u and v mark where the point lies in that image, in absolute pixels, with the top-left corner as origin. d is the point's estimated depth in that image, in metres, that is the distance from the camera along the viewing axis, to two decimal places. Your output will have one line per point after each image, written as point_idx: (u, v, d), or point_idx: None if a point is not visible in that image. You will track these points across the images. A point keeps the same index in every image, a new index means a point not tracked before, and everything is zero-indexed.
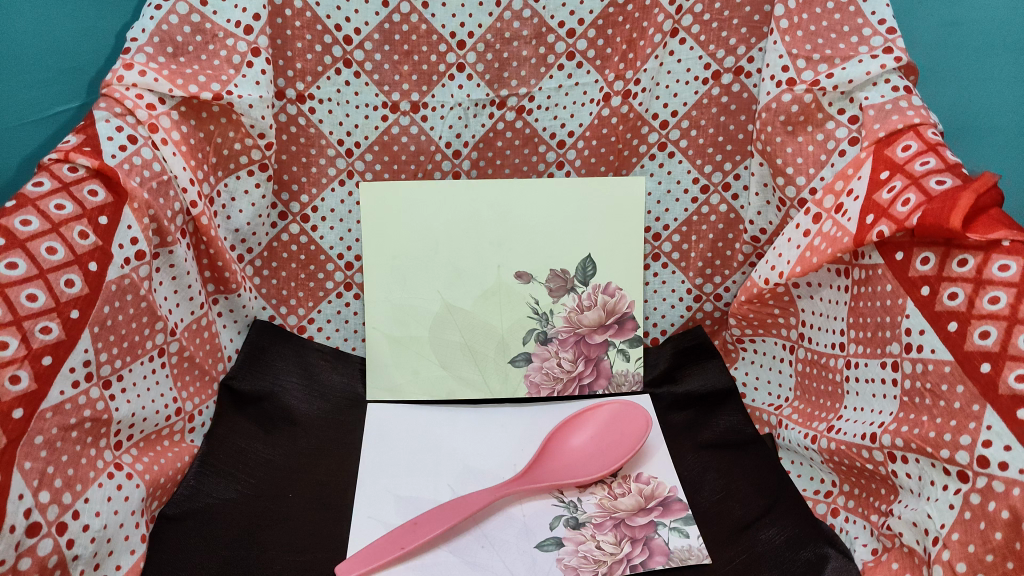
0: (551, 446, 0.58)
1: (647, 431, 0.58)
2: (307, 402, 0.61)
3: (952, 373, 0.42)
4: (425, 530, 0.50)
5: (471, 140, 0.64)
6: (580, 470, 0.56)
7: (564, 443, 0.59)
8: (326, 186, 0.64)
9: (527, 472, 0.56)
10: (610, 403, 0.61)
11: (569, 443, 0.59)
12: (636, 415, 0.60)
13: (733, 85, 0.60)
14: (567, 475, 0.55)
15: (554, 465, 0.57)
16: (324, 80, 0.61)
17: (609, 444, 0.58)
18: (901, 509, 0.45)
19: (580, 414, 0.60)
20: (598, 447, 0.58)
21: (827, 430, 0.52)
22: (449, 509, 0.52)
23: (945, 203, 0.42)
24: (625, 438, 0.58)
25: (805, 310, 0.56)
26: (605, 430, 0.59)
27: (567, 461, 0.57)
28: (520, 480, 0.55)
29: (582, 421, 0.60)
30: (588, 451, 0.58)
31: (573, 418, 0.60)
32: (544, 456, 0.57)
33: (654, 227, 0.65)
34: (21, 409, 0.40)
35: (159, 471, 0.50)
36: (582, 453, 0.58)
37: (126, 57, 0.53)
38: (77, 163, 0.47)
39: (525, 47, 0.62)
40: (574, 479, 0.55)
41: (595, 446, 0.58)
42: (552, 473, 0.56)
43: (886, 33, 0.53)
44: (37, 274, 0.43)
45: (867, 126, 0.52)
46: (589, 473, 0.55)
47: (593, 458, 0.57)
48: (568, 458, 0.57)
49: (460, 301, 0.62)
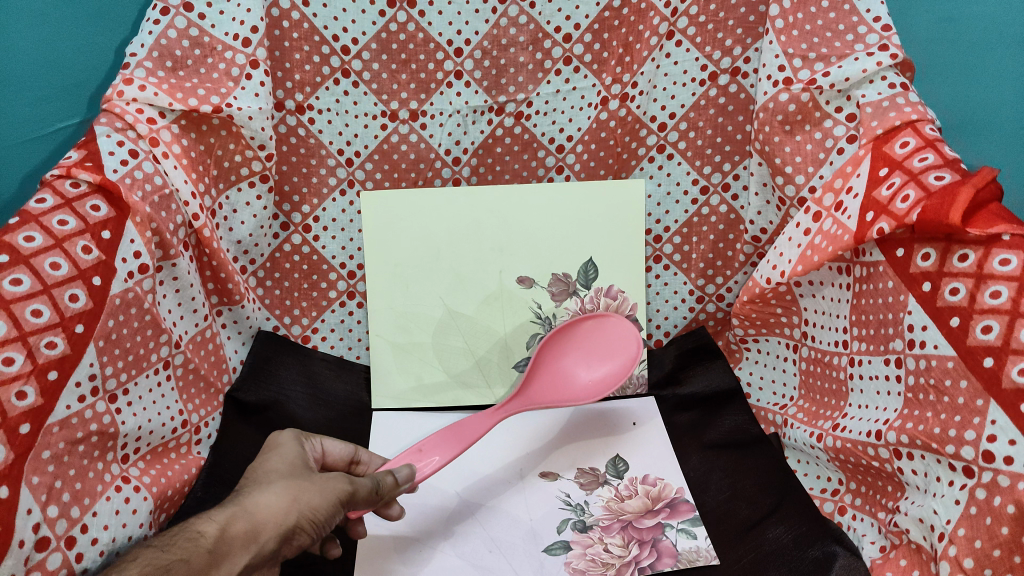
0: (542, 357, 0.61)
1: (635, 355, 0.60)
2: (313, 411, 0.61)
3: (955, 368, 0.42)
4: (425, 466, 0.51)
5: (470, 146, 0.64)
6: (577, 387, 0.60)
7: (554, 352, 0.61)
8: (328, 196, 0.64)
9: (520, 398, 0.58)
10: (614, 318, 0.62)
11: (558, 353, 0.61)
12: (628, 334, 0.61)
13: (730, 86, 0.61)
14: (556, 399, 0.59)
15: (546, 379, 0.60)
16: (323, 90, 0.61)
17: (600, 355, 0.61)
18: (907, 506, 0.46)
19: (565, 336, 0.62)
20: (588, 356, 0.61)
21: (833, 428, 0.53)
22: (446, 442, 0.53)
23: (945, 198, 0.42)
24: (616, 348, 0.61)
25: (807, 308, 0.57)
26: (590, 352, 0.61)
27: (557, 380, 0.60)
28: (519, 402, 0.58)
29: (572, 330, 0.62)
30: (580, 361, 0.61)
31: (565, 331, 0.61)
32: (535, 373, 0.60)
33: (654, 229, 0.65)
34: (28, 424, 0.41)
35: (166, 483, 0.51)
36: (574, 365, 0.61)
37: (126, 72, 0.53)
38: (79, 178, 0.48)
39: (522, 53, 0.62)
40: (574, 398, 0.59)
41: (586, 355, 0.61)
42: (547, 392, 0.59)
43: (881, 31, 0.53)
44: (42, 290, 0.43)
45: (865, 124, 0.52)
46: (587, 389, 0.59)
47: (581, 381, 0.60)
48: (558, 385, 0.60)
49: (463, 307, 0.62)
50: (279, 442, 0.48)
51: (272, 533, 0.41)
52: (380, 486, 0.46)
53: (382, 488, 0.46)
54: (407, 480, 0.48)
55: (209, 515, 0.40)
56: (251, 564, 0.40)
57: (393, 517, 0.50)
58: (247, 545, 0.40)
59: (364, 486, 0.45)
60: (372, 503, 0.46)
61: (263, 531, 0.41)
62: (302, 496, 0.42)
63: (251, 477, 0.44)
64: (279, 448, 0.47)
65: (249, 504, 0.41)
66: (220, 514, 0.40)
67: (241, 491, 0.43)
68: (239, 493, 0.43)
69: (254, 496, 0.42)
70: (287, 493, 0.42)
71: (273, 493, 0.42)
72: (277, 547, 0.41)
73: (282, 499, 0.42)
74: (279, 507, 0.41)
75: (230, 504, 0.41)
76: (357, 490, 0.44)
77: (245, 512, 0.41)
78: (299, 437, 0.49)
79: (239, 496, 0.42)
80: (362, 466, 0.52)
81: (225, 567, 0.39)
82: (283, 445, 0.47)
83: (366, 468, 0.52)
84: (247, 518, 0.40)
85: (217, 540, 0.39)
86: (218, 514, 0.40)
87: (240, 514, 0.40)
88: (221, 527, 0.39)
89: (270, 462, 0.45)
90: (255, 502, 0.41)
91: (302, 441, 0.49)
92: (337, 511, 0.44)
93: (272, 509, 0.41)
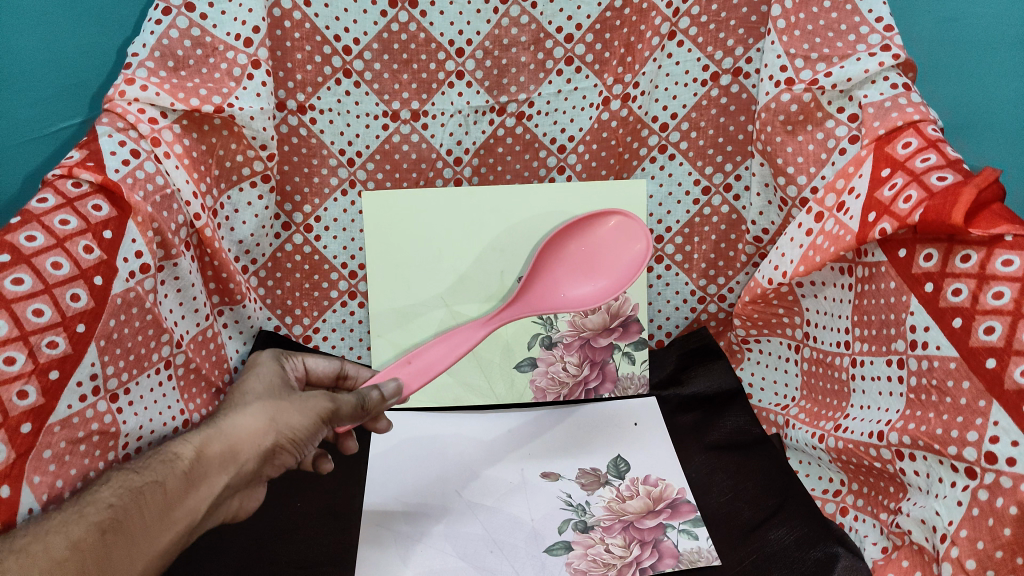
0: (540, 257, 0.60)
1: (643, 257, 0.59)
2: None
3: (957, 369, 0.42)
4: (412, 378, 0.53)
5: (472, 147, 0.64)
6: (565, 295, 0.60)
7: (554, 255, 0.61)
8: (329, 196, 0.64)
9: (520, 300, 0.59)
10: (619, 222, 0.61)
11: (558, 255, 0.61)
12: (637, 236, 0.60)
13: (731, 86, 0.61)
14: (553, 302, 0.59)
15: (540, 283, 0.60)
16: (324, 90, 0.61)
17: (602, 260, 0.60)
18: (910, 506, 0.46)
19: (571, 236, 0.61)
20: (587, 264, 0.60)
21: (834, 429, 0.52)
22: (439, 348, 0.55)
23: (947, 198, 0.42)
24: (619, 261, 0.60)
25: (809, 309, 0.56)
26: (595, 254, 0.60)
27: (555, 284, 0.60)
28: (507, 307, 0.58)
29: (578, 234, 0.61)
30: (577, 267, 0.60)
31: (568, 233, 0.61)
32: (534, 276, 0.60)
33: (656, 230, 0.65)
34: (29, 424, 0.41)
35: None
36: (573, 270, 0.60)
37: (128, 72, 0.53)
38: (81, 178, 0.48)
39: (524, 53, 0.62)
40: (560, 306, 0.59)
41: (585, 262, 0.60)
42: (539, 297, 0.59)
43: (883, 31, 0.53)
44: (43, 289, 0.43)
45: (867, 124, 0.52)
46: (584, 295, 0.59)
47: (579, 283, 0.60)
48: (557, 287, 0.60)
49: (464, 308, 0.62)
50: (262, 361, 0.54)
51: (248, 452, 0.46)
52: (364, 401, 0.48)
53: (366, 403, 0.48)
54: (396, 394, 0.50)
55: (188, 438, 0.45)
56: (233, 482, 0.46)
57: (378, 429, 0.56)
58: (225, 465, 0.45)
59: (345, 403, 0.48)
60: (358, 419, 0.49)
61: (239, 451, 0.46)
62: (277, 419, 0.47)
63: (235, 401, 0.50)
64: (262, 368, 0.53)
65: (226, 427, 0.46)
66: (198, 437, 0.45)
67: (222, 415, 0.48)
68: (221, 416, 0.48)
69: (232, 420, 0.47)
70: (262, 415, 0.47)
71: (250, 416, 0.47)
72: (256, 465, 0.47)
73: (257, 421, 0.47)
74: (255, 427, 0.46)
75: (210, 428, 0.46)
76: (337, 409, 0.48)
77: (222, 434, 0.46)
78: (279, 356, 0.55)
79: (218, 420, 0.47)
80: (350, 379, 0.58)
81: (205, 485, 0.44)
82: (263, 363, 0.54)
83: (354, 381, 0.58)
84: (224, 440, 0.46)
85: (194, 460, 0.44)
86: (196, 438, 0.45)
87: (216, 437, 0.46)
88: (199, 450, 0.45)
89: (255, 386, 0.52)
90: (232, 425, 0.47)
91: (282, 361, 0.55)
92: (314, 427, 0.48)
93: (245, 431, 0.46)
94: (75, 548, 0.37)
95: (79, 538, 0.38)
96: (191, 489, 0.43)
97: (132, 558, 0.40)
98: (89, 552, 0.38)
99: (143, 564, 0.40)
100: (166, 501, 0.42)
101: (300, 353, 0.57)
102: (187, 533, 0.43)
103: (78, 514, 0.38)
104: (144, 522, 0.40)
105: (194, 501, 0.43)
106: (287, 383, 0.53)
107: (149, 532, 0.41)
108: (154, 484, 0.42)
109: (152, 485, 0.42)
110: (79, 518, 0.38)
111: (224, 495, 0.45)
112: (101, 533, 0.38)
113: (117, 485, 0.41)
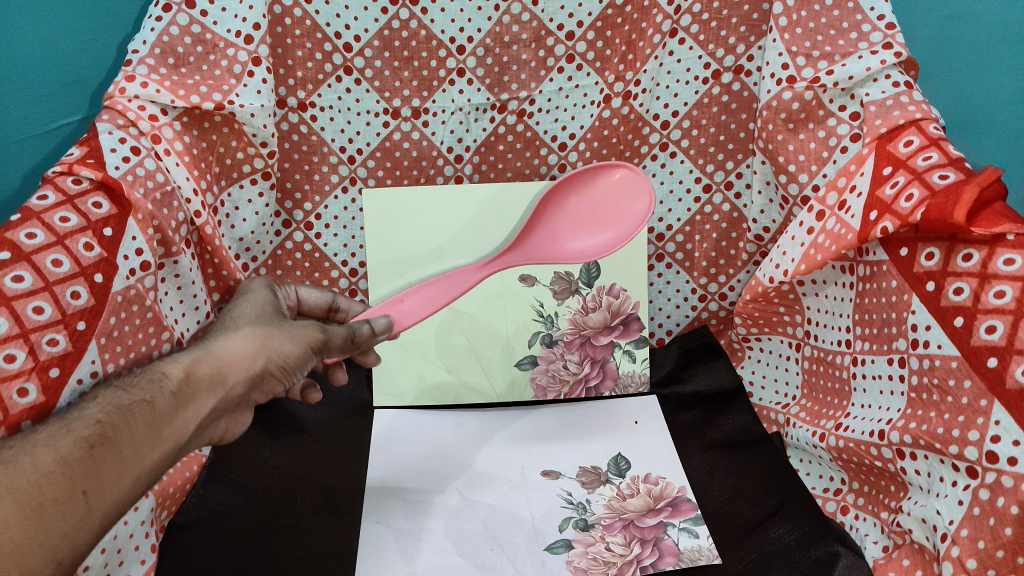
0: (544, 202, 0.59)
1: (644, 212, 0.58)
2: (314, 409, 0.61)
3: (959, 368, 0.42)
4: (405, 315, 0.51)
5: (472, 144, 0.64)
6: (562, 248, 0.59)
7: (558, 206, 0.60)
8: (330, 193, 0.64)
9: (516, 250, 0.58)
10: (625, 175, 0.59)
11: (562, 203, 0.60)
12: (640, 189, 0.59)
13: (733, 84, 0.61)
14: (551, 253, 0.58)
15: (540, 232, 0.59)
16: (324, 87, 0.61)
17: (604, 212, 0.59)
18: (911, 505, 0.46)
19: (576, 188, 0.59)
20: (591, 216, 0.59)
21: (835, 427, 0.52)
22: (432, 290, 0.53)
23: (949, 197, 0.42)
24: (624, 216, 0.59)
25: (811, 307, 0.56)
26: (598, 206, 0.59)
27: (554, 235, 0.59)
28: (503, 253, 0.58)
29: (587, 183, 0.59)
30: (581, 218, 0.59)
31: (573, 183, 0.59)
32: (534, 227, 0.59)
33: (657, 228, 0.65)
34: (29, 421, 0.41)
35: (168, 481, 0.51)
36: (575, 221, 0.59)
37: (127, 69, 0.52)
38: (80, 175, 0.47)
39: (525, 51, 0.62)
40: (555, 258, 0.58)
41: (590, 214, 0.59)
42: (535, 246, 0.59)
43: (886, 28, 0.52)
44: (43, 287, 0.43)
45: (868, 122, 0.52)
46: (584, 247, 0.58)
47: (580, 234, 0.59)
48: (558, 238, 0.59)
49: (464, 306, 0.62)
50: (255, 288, 0.49)
51: (239, 374, 0.42)
52: (355, 335, 0.46)
53: (357, 336, 0.47)
54: (385, 329, 0.49)
55: (174, 357, 0.41)
56: (222, 404, 0.42)
57: (369, 363, 0.55)
58: (215, 387, 0.41)
59: (338, 334, 0.46)
60: (348, 350, 0.47)
61: (230, 373, 0.42)
62: (271, 344, 0.44)
63: (222, 319, 0.45)
64: (253, 292, 0.49)
65: (216, 347, 0.42)
66: (186, 356, 0.41)
67: (210, 333, 0.44)
68: (209, 335, 0.44)
69: (222, 340, 0.43)
70: (253, 339, 0.43)
71: (242, 338, 0.43)
72: (248, 387, 0.43)
73: (249, 344, 0.43)
74: (245, 350, 0.43)
75: (197, 347, 0.42)
76: (330, 337, 0.46)
77: (212, 355, 0.42)
78: (272, 286, 0.51)
79: (206, 340, 0.43)
80: (342, 313, 0.55)
81: (194, 406, 0.40)
82: (256, 289, 0.49)
83: (345, 315, 0.55)
84: (214, 361, 0.42)
85: (182, 380, 0.40)
86: (184, 357, 0.41)
87: (205, 357, 0.42)
88: (186, 370, 0.40)
89: (244, 307, 0.46)
90: (223, 346, 0.42)
91: (274, 287, 0.51)
92: (309, 352, 0.45)
93: (237, 352, 0.42)
94: (59, 468, 0.34)
95: (64, 454, 0.35)
96: (180, 409, 0.39)
97: (120, 477, 0.36)
98: (75, 470, 0.35)
99: (129, 484, 0.37)
100: (153, 421, 0.38)
101: (289, 283, 0.54)
102: (175, 456, 0.40)
103: (64, 430, 0.36)
104: (130, 442, 0.37)
105: (183, 421, 0.40)
106: (280, 308, 0.48)
107: (136, 452, 0.37)
108: (140, 402, 0.38)
109: (137, 404, 0.38)
110: (64, 434, 0.35)
111: (213, 418, 0.42)
112: (89, 450, 0.35)
113: (102, 403, 0.38)
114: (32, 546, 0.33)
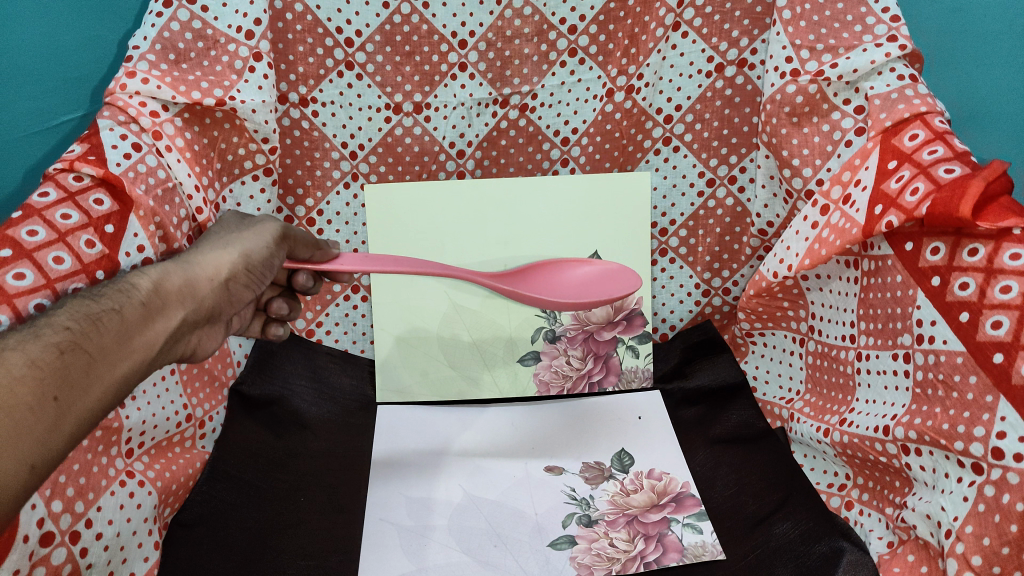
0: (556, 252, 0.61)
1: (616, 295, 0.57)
2: (317, 405, 0.61)
3: (964, 364, 0.42)
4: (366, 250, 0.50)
5: (475, 139, 0.64)
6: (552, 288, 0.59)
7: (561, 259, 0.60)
8: (331, 189, 0.64)
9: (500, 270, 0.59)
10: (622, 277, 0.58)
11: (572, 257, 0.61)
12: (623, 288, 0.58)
13: (736, 77, 0.60)
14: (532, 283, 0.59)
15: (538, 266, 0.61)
16: (326, 83, 0.61)
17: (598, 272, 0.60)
18: (915, 501, 0.45)
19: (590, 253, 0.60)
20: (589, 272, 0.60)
21: (839, 423, 0.52)
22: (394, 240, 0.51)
23: (955, 190, 0.42)
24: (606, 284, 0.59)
25: (815, 302, 0.56)
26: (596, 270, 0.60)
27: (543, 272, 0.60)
28: None
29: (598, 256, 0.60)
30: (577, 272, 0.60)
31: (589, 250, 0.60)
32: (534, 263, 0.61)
33: (660, 222, 0.65)
34: None
35: (170, 477, 0.51)
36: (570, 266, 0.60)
37: (128, 65, 0.52)
38: (82, 172, 0.47)
39: (527, 45, 0.61)
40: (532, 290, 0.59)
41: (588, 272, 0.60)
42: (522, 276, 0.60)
43: (889, 22, 0.53)
44: (44, 284, 0.42)
45: (873, 116, 0.51)
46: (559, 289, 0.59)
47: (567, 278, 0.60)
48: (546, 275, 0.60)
49: (466, 302, 0.62)
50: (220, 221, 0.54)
51: (207, 286, 0.44)
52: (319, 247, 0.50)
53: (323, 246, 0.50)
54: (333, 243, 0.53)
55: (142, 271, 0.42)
56: (194, 316, 0.43)
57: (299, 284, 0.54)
58: (185, 298, 0.42)
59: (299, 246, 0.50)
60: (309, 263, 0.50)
61: (199, 286, 0.43)
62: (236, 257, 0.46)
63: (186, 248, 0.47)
64: None
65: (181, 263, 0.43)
66: (154, 269, 0.42)
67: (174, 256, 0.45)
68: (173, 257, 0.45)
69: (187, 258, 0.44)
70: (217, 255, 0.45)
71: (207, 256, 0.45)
72: (217, 300, 0.44)
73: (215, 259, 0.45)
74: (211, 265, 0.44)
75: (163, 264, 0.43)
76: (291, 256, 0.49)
77: (179, 269, 0.43)
78: None
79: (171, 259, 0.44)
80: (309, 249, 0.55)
81: (166, 316, 0.41)
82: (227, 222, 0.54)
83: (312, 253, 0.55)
84: (182, 274, 0.43)
85: (153, 291, 0.40)
86: (152, 270, 0.42)
87: (172, 270, 0.42)
88: (156, 280, 0.41)
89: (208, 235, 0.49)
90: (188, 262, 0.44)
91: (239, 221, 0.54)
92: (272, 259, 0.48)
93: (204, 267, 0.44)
94: (35, 366, 0.33)
95: (37, 357, 0.34)
96: (152, 317, 0.40)
97: (98, 377, 0.36)
98: (49, 370, 0.34)
99: (110, 386, 0.37)
100: (126, 327, 0.38)
101: None
102: (148, 367, 0.40)
103: (34, 335, 0.35)
104: (104, 347, 0.37)
105: (155, 330, 0.40)
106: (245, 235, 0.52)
107: (112, 355, 0.37)
108: (111, 310, 0.38)
109: (107, 312, 0.38)
110: (35, 338, 0.35)
111: (186, 330, 0.42)
112: (63, 351, 0.35)
113: (71, 311, 0.37)
114: (13, 443, 0.31)
